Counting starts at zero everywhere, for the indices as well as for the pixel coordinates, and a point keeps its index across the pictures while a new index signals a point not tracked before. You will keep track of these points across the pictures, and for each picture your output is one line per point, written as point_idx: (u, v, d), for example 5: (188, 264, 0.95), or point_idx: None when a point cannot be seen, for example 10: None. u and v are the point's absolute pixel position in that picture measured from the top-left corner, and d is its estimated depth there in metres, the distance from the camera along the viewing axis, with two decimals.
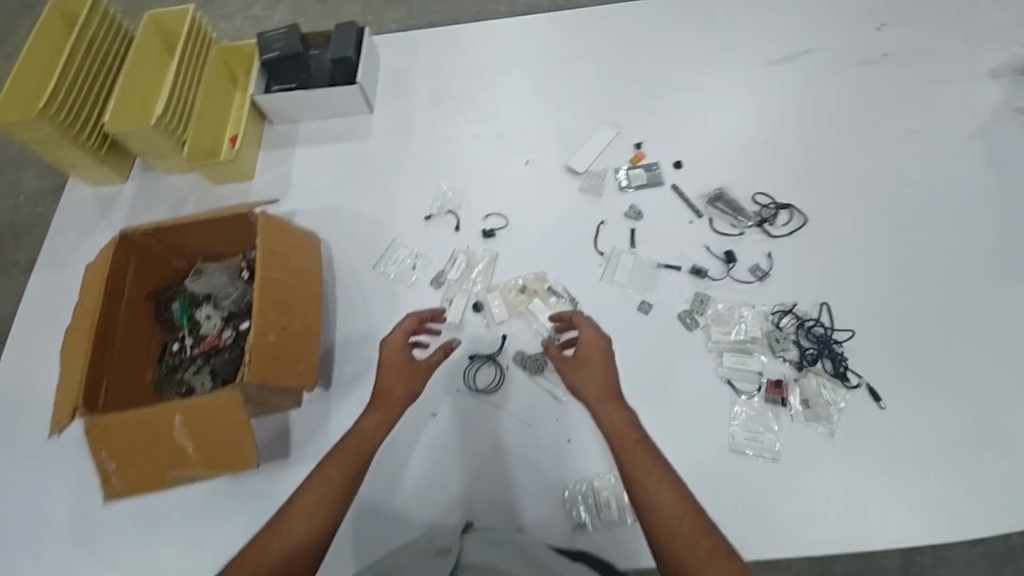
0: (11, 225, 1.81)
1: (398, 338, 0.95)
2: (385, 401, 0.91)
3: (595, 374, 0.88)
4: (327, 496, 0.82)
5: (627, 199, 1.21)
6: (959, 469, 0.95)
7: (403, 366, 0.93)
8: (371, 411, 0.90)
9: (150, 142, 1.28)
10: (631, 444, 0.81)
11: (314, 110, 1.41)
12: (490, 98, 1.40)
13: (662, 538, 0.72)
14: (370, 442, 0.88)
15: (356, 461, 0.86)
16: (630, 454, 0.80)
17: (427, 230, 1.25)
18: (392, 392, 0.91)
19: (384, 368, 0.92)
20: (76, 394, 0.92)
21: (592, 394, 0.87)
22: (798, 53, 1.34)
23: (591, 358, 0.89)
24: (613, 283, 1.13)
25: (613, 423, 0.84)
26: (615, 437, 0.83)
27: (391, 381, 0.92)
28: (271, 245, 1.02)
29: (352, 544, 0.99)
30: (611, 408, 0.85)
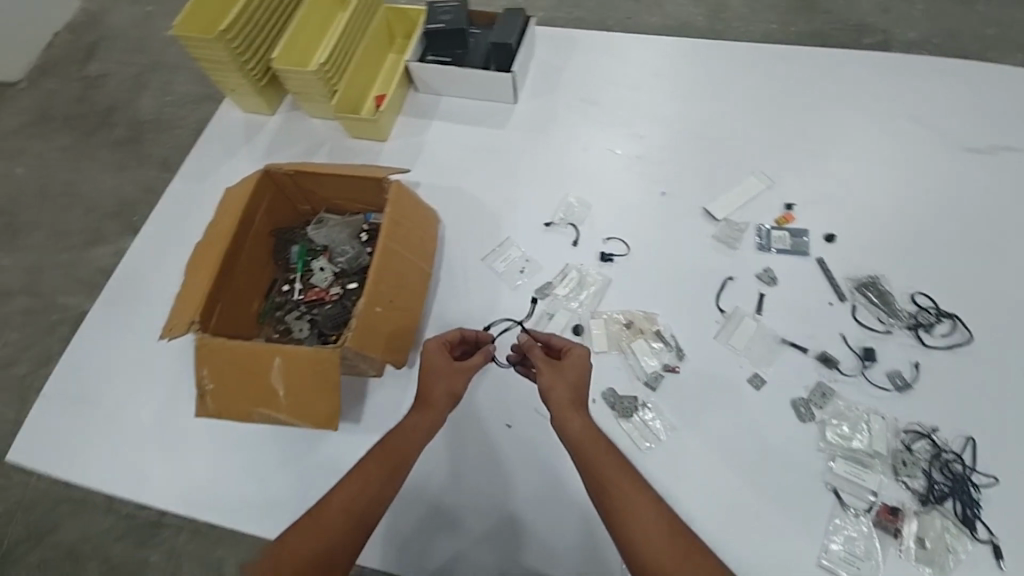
0: (152, 122, 1.80)
1: (439, 340, 0.93)
2: (427, 402, 0.89)
3: (575, 376, 0.88)
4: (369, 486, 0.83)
5: (763, 259, 1.11)
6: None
7: (449, 367, 0.90)
8: (416, 410, 0.89)
9: (305, 85, 1.33)
10: (591, 440, 0.82)
11: (461, 89, 1.40)
12: (640, 117, 1.34)
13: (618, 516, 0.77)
14: (416, 437, 0.87)
15: (390, 457, 0.85)
16: (591, 448, 0.82)
17: (545, 237, 1.21)
18: (430, 391, 0.89)
19: (430, 371, 0.90)
20: (194, 310, 0.95)
21: (564, 397, 0.86)
22: (998, 146, 1.18)
23: (573, 364, 0.89)
24: (728, 346, 1.04)
25: (578, 427, 0.83)
26: (582, 440, 0.82)
27: (429, 383, 0.89)
28: (397, 215, 1.02)
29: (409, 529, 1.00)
30: (576, 413, 0.85)
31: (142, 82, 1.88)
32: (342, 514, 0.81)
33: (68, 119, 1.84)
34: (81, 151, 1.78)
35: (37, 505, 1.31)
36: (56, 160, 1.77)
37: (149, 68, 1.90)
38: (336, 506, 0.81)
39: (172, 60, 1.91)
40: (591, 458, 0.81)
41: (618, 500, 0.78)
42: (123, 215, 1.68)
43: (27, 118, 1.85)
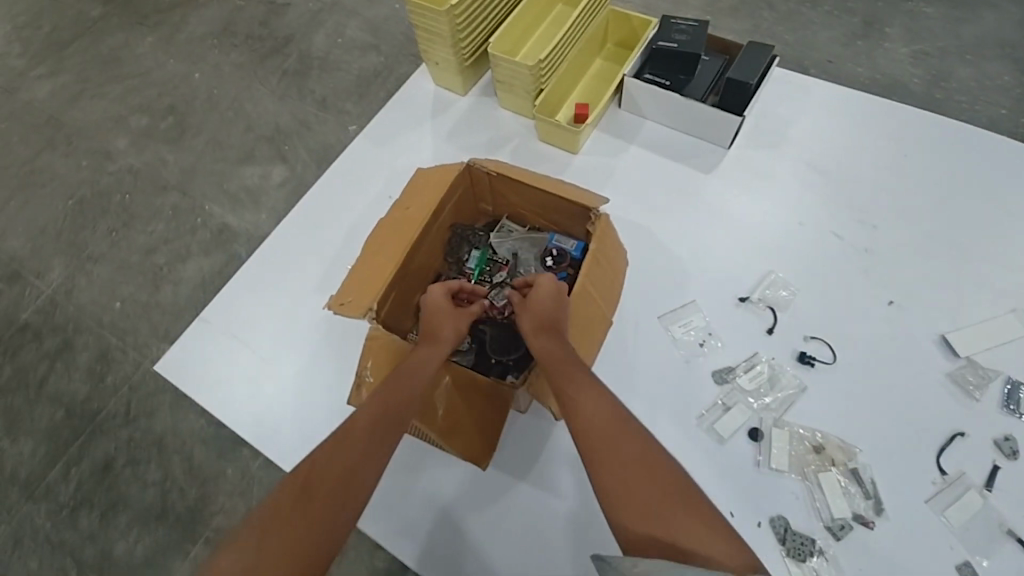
0: (321, 61, 1.64)
1: (442, 284, 0.94)
2: (436, 338, 0.89)
3: (539, 306, 0.87)
4: (386, 404, 0.79)
5: (1006, 422, 0.92)
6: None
7: (446, 305, 0.92)
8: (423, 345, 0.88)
9: (514, 78, 1.25)
10: (558, 364, 0.82)
11: (672, 118, 1.27)
12: (876, 203, 1.14)
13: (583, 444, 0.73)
14: (426, 365, 0.84)
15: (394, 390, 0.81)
16: (556, 371, 0.81)
17: (736, 314, 1.06)
18: (438, 329, 0.89)
19: (429, 312, 0.91)
20: (371, 296, 0.92)
21: (528, 327, 0.87)
22: None
23: (538, 295, 0.87)
24: (942, 518, 0.86)
25: (543, 350, 0.84)
26: (548, 362, 0.83)
27: (433, 323, 0.90)
28: (598, 255, 0.93)
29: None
30: (542, 339, 0.85)
31: (320, 18, 1.71)
32: (370, 424, 0.77)
33: (248, 38, 1.71)
34: (254, 72, 1.65)
35: (143, 387, 1.30)
36: (229, 75, 1.66)
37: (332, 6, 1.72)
38: (357, 421, 0.77)
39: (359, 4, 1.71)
40: (559, 384, 0.80)
41: (576, 427, 0.75)
42: (274, 141, 1.54)
43: (211, 29, 1.75)
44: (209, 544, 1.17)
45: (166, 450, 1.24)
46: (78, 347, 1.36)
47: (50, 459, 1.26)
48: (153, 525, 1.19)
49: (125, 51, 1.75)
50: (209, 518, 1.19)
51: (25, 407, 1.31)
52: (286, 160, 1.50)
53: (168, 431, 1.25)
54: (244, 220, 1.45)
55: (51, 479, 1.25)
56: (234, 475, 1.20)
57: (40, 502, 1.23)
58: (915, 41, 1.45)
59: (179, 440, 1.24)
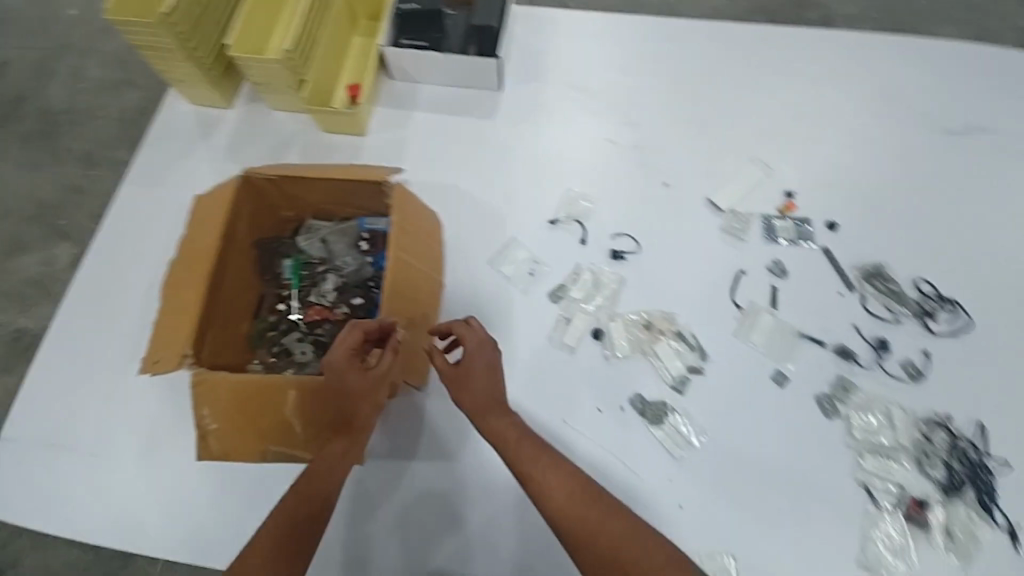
0: (69, 113, 1.39)
1: (338, 352, 0.77)
2: (349, 425, 0.79)
3: (472, 385, 0.84)
4: (298, 510, 0.73)
5: (771, 250, 1.13)
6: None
7: (353, 383, 0.77)
8: (338, 437, 0.78)
9: (270, 75, 1.19)
10: (512, 442, 0.82)
11: (443, 76, 1.31)
12: (634, 107, 1.31)
13: (560, 518, 0.75)
14: (342, 460, 0.78)
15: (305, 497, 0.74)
16: (518, 455, 0.81)
17: (552, 236, 1.15)
18: (351, 415, 0.78)
19: (327, 391, 0.78)
20: (185, 342, 0.82)
21: (472, 407, 0.84)
22: (971, 129, 1.25)
23: (472, 369, 0.84)
24: (749, 344, 1.03)
25: (495, 432, 0.83)
26: (507, 445, 0.82)
27: (339, 405, 0.78)
28: (404, 224, 0.93)
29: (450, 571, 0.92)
30: (495, 419, 0.84)
31: (48, 67, 1.44)
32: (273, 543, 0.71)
33: None
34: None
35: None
36: None
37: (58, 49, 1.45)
38: (265, 538, 0.71)
39: (75, 35, 1.47)
40: (522, 463, 0.80)
41: (550, 502, 0.76)
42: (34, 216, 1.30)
43: None
44: None
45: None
46: None
47: None
48: None
49: None
50: None
51: None
52: (71, 236, 1.28)
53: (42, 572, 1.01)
54: (25, 310, 1.23)
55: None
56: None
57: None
58: None
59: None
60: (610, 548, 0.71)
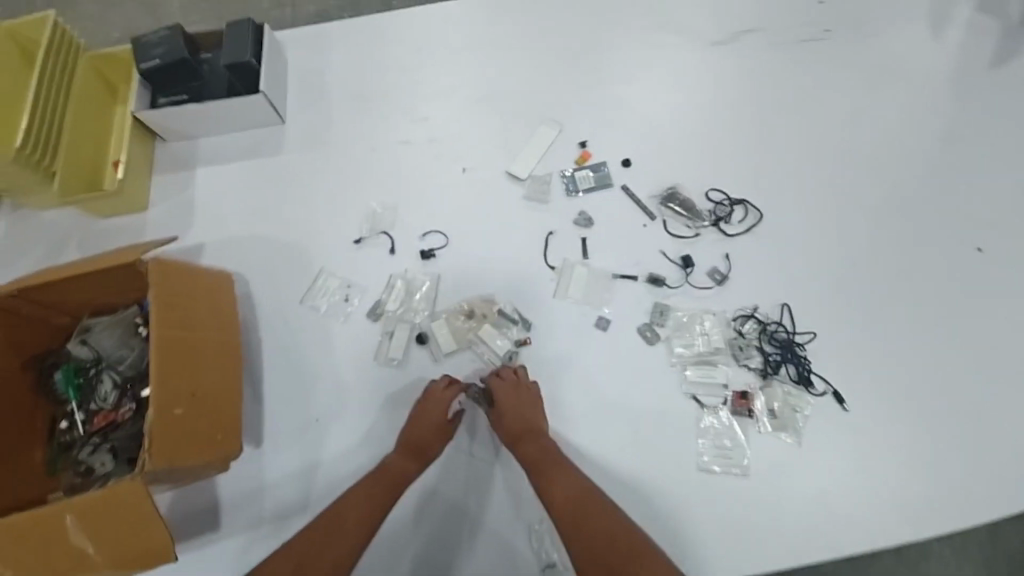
0: None
1: (445, 386, 0.96)
2: (424, 446, 0.93)
3: (514, 413, 0.92)
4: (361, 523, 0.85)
5: (575, 203, 1.13)
6: (943, 474, 0.93)
7: (444, 411, 0.94)
8: (408, 451, 0.93)
9: (9, 177, 1.07)
10: (539, 460, 0.88)
11: (215, 125, 1.23)
12: (418, 98, 1.25)
13: (566, 521, 0.81)
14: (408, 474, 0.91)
15: (386, 498, 0.89)
16: (541, 469, 0.87)
17: (359, 255, 1.12)
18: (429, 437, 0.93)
19: (426, 412, 0.93)
20: None
21: (512, 433, 0.91)
22: (742, 32, 1.25)
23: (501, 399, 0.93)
24: (568, 300, 1.04)
25: (528, 454, 0.89)
26: (533, 464, 0.88)
27: (425, 426, 0.93)
28: (166, 297, 0.85)
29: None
30: (529, 442, 0.90)
31: None
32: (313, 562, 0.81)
33: None
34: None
35: None
36: None
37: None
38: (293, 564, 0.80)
39: None
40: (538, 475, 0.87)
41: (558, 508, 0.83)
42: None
43: None
44: None
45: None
46: None
47: None
48: None
49: None
50: None
51: None
52: None
53: None
54: None
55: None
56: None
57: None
58: None
59: None
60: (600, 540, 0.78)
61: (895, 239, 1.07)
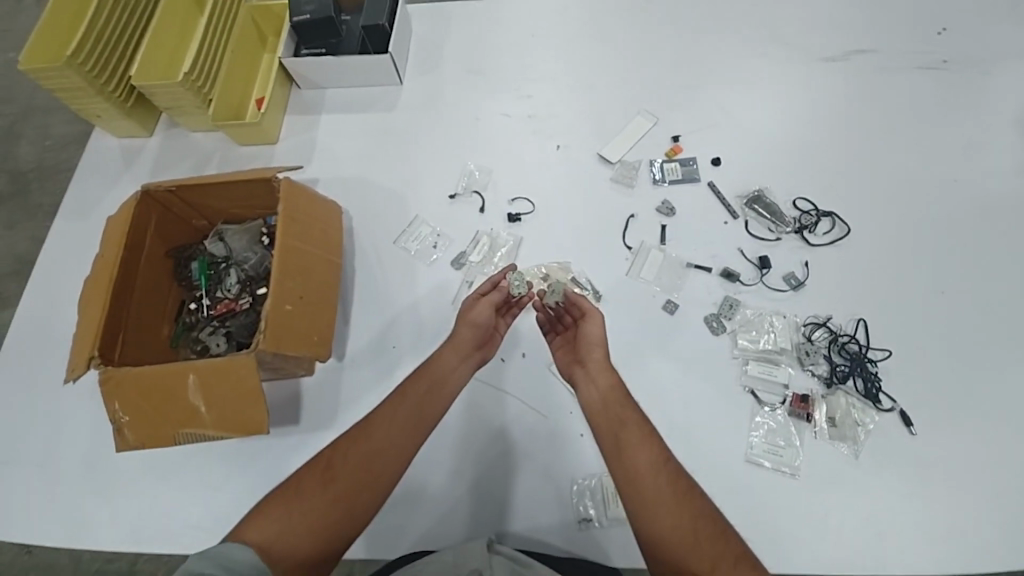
0: (35, 171, 1.72)
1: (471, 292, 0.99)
2: (455, 339, 0.94)
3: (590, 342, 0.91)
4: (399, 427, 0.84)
5: (660, 192, 1.17)
6: (1007, 514, 0.90)
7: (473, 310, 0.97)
8: (447, 347, 0.94)
9: (175, 98, 1.25)
10: (613, 408, 0.84)
11: (343, 78, 1.36)
12: (526, 77, 1.34)
13: (629, 485, 0.77)
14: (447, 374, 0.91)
15: (419, 411, 0.86)
16: (606, 418, 0.84)
17: (452, 210, 1.21)
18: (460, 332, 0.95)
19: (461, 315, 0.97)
20: (91, 344, 0.90)
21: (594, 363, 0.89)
22: (854, 51, 1.25)
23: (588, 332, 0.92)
24: (641, 279, 1.09)
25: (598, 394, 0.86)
26: (594, 406, 0.86)
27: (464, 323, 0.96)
28: (292, 212, 0.99)
29: (371, 528, 0.98)
30: (604, 377, 0.88)
31: (14, 134, 1.77)
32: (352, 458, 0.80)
33: None
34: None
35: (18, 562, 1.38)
36: None
37: (22, 115, 1.79)
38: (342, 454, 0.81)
39: (43, 104, 1.79)
40: (608, 430, 0.82)
41: (621, 469, 0.79)
42: (23, 272, 1.63)
43: None
44: None
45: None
46: None
47: None
48: None
49: None
50: None
51: None
52: None
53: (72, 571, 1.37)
54: None
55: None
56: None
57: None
58: None
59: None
60: (661, 516, 0.74)
61: (988, 274, 1.05)
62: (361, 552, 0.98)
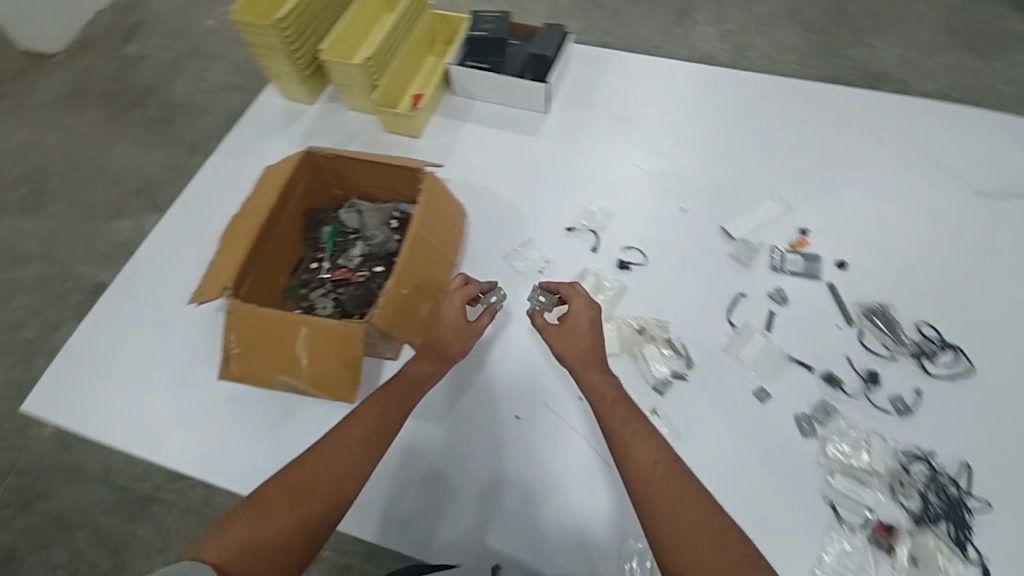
0: (186, 106, 1.90)
1: (459, 298, 0.97)
2: (441, 354, 0.96)
3: (571, 338, 0.96)
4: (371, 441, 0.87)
5: (775, 278, 1.16)
6: None
7: (461, 328, 0.96)
8: (425, 358, 0.95)
9: (349, 76, 1.37)
10: (611, 403, 0.90)
11: (494, 95, 1.45)
12: (664, 136, 1.38)
13: (634, 480, 0.82)
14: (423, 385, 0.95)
15: (390, 421, 0.89)
16: (607, 414, 0.89)
17: (566, 242, 1.25)
18: (447, 348, 0.96)
19: (445, 324, 0.96)
20: (228, 275, 0.99)
21: (574, 358, 0.95)
22: (1012, 192, 1.21)
23: (575, 323, 0.96)
24: (738, 359, 1.07)
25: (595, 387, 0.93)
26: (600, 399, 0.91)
27: (450, 338, 0.96)
28: (429, 205, 1.07)
29: (419, 521, 1.02)
30: (594, 373, 0.94)
31: (178, 67, 1.99)
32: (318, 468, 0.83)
33: (104, 97, 1.95)
34: (114, 124, 1.90)
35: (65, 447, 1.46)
36: (97, 134, 1.87)
37: (188, 54, 2.01)
38: (308, 469, 0.83)
39: (214, 53, 1.99)
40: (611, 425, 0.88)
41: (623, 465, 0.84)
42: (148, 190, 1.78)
43: (72, 96, 1.97)
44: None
45: (74, 519, 1.40)
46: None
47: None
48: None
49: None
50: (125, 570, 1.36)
51: None
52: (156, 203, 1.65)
53: (66, 509, 1.40)
54: None
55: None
56: (149, 535, 1.38)
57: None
58: (721, 20, 1.88)
59: (80, 508, 1.41)
60: (664, 510, 0.77)
61: None
62: (404, 543, 1.01)
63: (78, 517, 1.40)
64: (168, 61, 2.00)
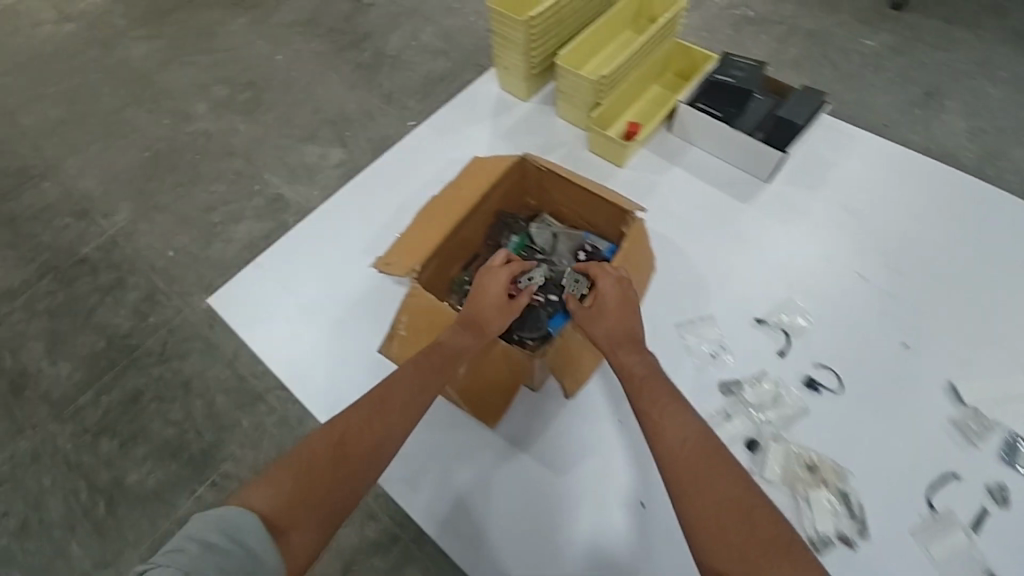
0: (393, 59, 1.85)
1: (502, 274, 0.96)
2: (480, 327, 0.93)
3: (606, 318, 0.92)
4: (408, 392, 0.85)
5: (1000, 471, 0.96)
6: None
7: (498, 298, 0.94)
8: (466, 330, 0.93)
9: (575, 87, 1.33)
10: (649, 389, 0.85)
11: (717, 146, 1.32)
12: (903, 251, 1.18)
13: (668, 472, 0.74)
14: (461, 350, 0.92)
15: (432, 381, 0.88)
16: (642, 400, 0.84)
17: (753, 334, 1.11)
18: (485, 321, 0.93)
19: (483, 295, 0.95)
20: (418, 259, 1.02)
21: (604, 337, 0.91)
22: None
23: (603, 300, 0.92)
24: (926, 549, 0.90)
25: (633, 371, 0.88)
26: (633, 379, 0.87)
27: (487, 311, 0.94)
28: (628, 256, 1.04)
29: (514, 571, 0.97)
30: (633, 358, 0.89)
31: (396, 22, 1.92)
32: (362, 420, 0.80)
33: (329, 30, 1.93)
34: (321, 57, 1.85)
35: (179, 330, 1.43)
36: (308, 61, 1.87)
37: (409, 11, 1.94)
38: (347, 420, 0.80)
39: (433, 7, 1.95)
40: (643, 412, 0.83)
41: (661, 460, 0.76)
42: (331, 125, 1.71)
43: (296, 16, 1.97)
44: (213, 488, 1.28)
45: (195, 390, 1.37)
46: (128, 285, 1.50)
47: (83, 384, 1.39)
48: (165, 463, 1.30)
49: (217, 24, 1.98)
50: (218, 463, 1.30)
51: (65, 331, 1.45)
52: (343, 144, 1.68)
53: (193, 375, 1.38)
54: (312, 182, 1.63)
55: (83, 401, 1.37)
56: (246, 428, 1.32)
57: (104, 395, 1.38)
58: (975, 115, 1.58)
59: (203, 385, 1.37)
60: (704, 510, 0.69)
61: None
62: None
63: (172, 391, 1.37)
64: (388, 9, 1.96)
